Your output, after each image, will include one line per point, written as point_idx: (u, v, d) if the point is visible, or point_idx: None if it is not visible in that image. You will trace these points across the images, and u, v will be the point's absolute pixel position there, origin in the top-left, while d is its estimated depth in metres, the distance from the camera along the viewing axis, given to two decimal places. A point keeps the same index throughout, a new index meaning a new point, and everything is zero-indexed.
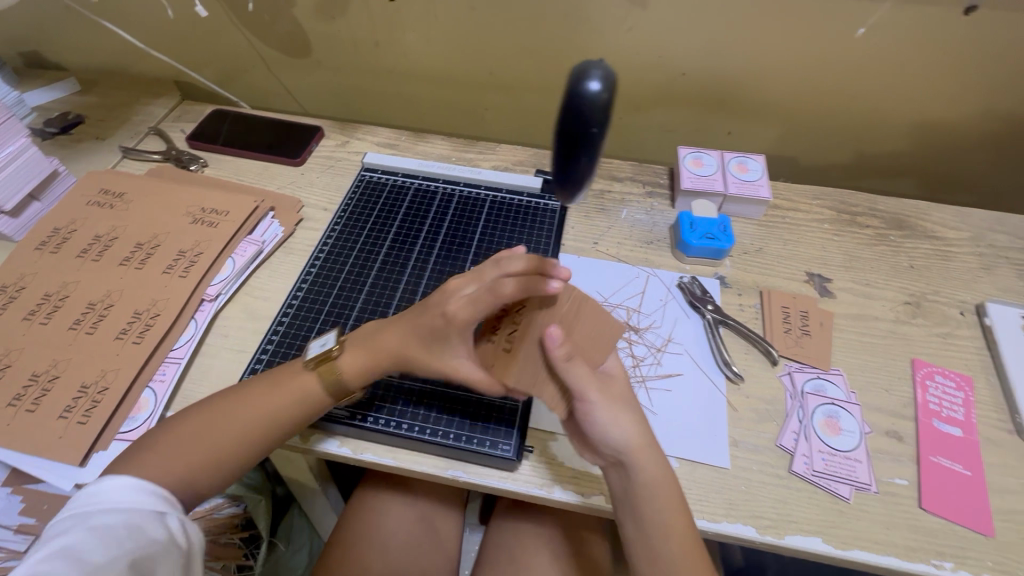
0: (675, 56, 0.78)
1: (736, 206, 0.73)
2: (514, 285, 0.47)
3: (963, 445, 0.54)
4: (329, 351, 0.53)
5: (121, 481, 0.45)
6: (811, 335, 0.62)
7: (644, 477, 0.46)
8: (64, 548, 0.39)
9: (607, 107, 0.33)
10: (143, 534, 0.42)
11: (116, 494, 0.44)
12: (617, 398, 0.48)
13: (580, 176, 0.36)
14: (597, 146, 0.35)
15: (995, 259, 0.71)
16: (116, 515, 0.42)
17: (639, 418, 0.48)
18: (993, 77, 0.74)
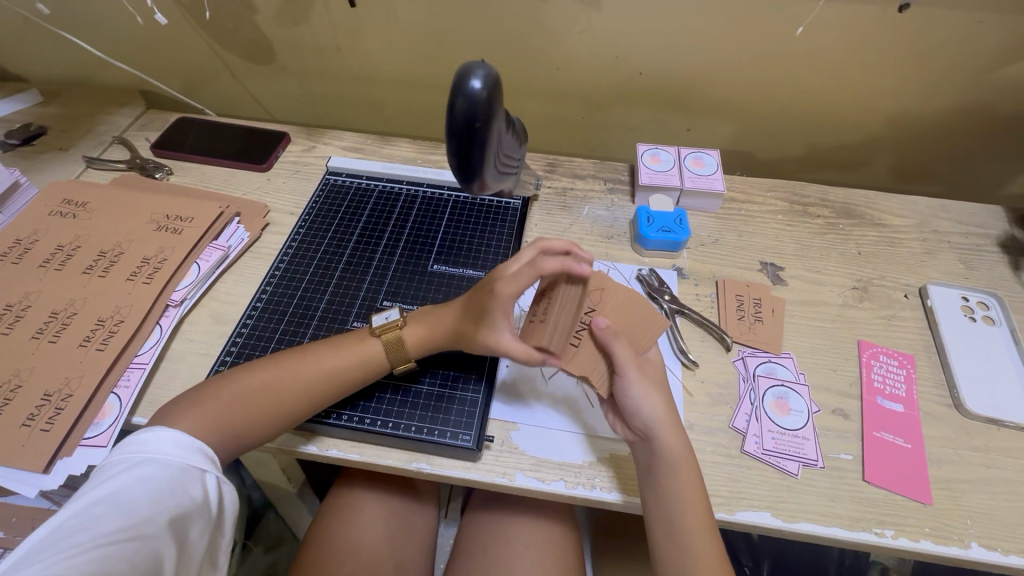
0: (630, 56, 0.81)
1: (692, 200, 0.76)
2: (555, 262, 0.49)
3: (904, 420, 0.57)
4: (395, 322, 0.58)
5: (171, 434, 0.47)
6: (763, 320, 0.65)
7: (670, 455, 0.49)
8: (114, 494, 0.42)
9: (486, 103, 0.44)
10: (183, 491, 0.45)
11: (164, 448, 0.47)
12: (652, 379, 0.52)
13: (473, 158, 0.47)
14: (483, 135, 0.46)
15: (938, 244, 0.74)
16: (162, 468, 0.45)
17: (669, 399, 0.52)
18: (930, 71, 0.77)
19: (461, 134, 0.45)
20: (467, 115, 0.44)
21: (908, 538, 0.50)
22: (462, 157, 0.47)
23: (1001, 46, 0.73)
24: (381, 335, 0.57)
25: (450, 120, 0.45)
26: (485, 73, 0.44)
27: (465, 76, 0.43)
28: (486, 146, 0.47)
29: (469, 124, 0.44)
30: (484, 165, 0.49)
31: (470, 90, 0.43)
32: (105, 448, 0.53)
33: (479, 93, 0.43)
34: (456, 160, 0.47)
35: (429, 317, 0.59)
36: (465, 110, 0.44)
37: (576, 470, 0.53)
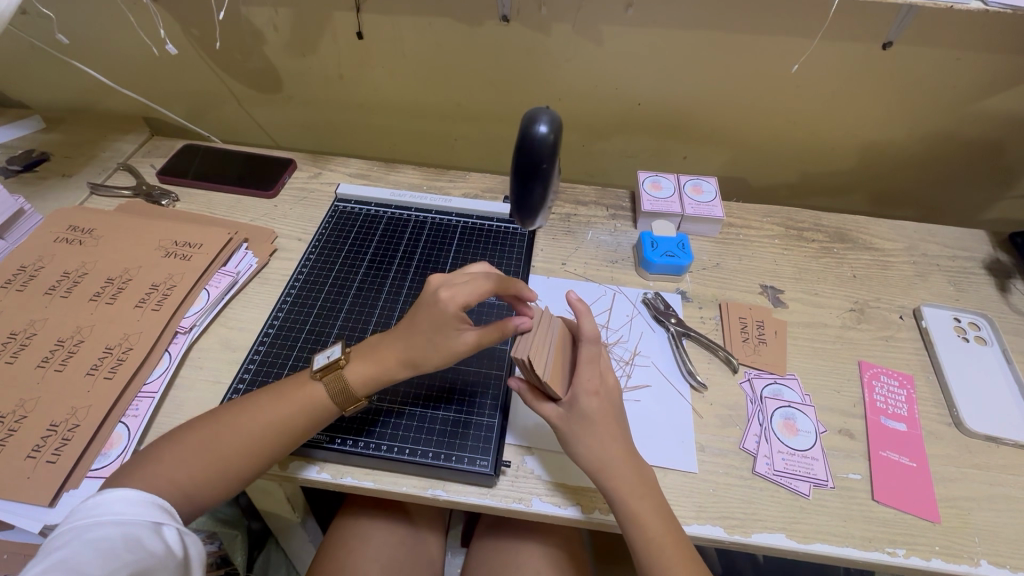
0: (630, 88, 0.84)
1: (692, 224, 0.78)
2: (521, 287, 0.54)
3: (908, 440, 0.58)
4: (338, 361, 0.55)
5: (122, 494, 0.45)
6: (766, 343, 0.66)
7: (607, 477, 0.50)
8: (60, 559, 0.38)
9: (551, 144, 0.57)
10: (143, 543, 0.42)
11: (116, 506, 0.44)
12: (585, 421, 0.51)
13: (538, 194, 0.62)
14: (547, 174, 0.60)
15: (928, 266, 0.77)
16: (116, 527, 0.42)
17: (608, 433, 0.51)
18: (914, 102, 0.82)
19: (528, 171, 0.60)
20: (535, 154, 0.58)
21: (919, 557, 0.51)
22: (528, 188, 0.61)
23: (978, 81, 0.78)
24: (325, 378, 0.54)
25: (522, 160, 0.59)
26: (550, 120, 0.57)
27: (534, 123, 0.57)
28: (547, 183, 0.62)
29: (537, 163, 0.59)
30: (544, 197, 0.64)
31: (538, 133, 0.57)
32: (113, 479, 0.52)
33: (546, 137, 0.57)
34: (521, 192, 0.63)
35: (373, 352, 0.55)
36: (535, 150, 0.58)
37: (595, 494, 0.53)
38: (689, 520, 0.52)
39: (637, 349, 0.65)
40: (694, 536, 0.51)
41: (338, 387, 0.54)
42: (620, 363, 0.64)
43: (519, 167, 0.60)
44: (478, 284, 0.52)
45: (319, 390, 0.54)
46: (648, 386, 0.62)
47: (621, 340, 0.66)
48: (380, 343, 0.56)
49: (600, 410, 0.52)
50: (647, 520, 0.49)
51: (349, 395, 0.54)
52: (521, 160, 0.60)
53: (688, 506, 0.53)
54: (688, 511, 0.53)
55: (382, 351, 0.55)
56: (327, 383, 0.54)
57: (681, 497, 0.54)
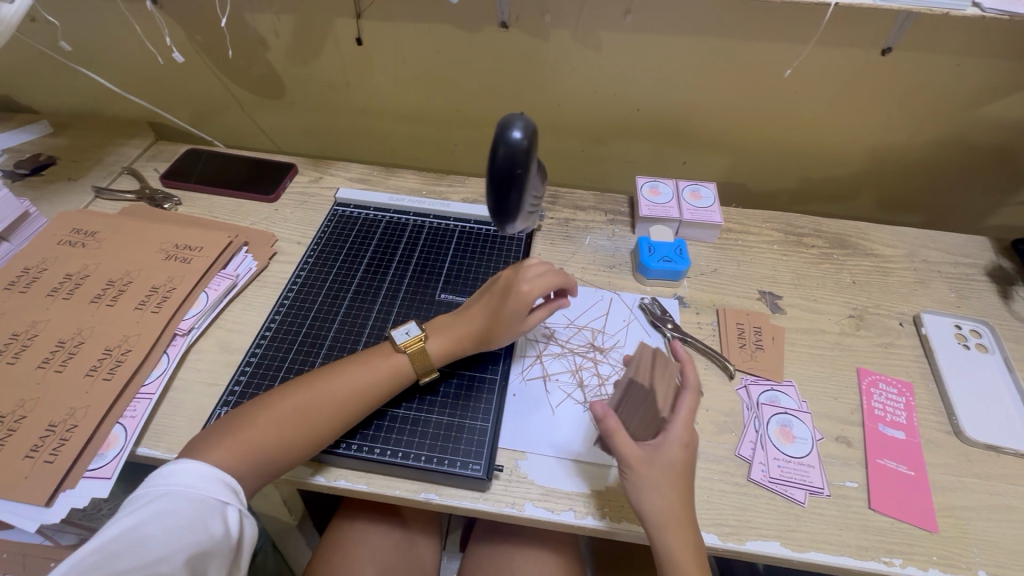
0: (629, 94, 0.84)
1: (691, 230, 0.78)
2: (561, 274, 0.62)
3: (906, 448, 0.58)
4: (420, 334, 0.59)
5: (196, 466, 0.47)
6: (764, 349, 0.66)
7: (656, 518, 0.49)
8: (133, 527, 0.42)
9: (527, 150, 0.43)
10: (207, 525, 0.44)
11: (190, 479, 0.46)
12: (662, 476, 0.50)
13: (514, 206, 0.47)
14: (524, 183, 0.45)
15: (929, 273, 0.76)
16: (185, 505, 0.44)
17: (678, 492, 0.50)
18: (914, 108, 0.81)
19: (500, 180, 0.44)
20: (508, 161, 0.43)
21: (916, 567, 0.50)
22: (501, 202, 0.46)
23: (979, 86, 0.77)
24: (409, 349, 0.58)
25: (492, 169, 0.44)
26: (525, 122, 0.43)
27: (506, 127, 0.43)
28: (526, 189, 0.46)
29: (510, 171, 0.44)
30: (522, 203, 0.47)
31: (511, 141, 0.43)
32: (109, 479, 0.52)
33: (521, 144, 0.43)
34: (493, 203, 0.46)
35: (454, 327, 0.60)
36: (507, 158, 0.43)
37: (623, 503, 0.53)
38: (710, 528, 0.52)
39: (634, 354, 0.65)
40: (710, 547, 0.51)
41: (420, 358, 0.58)
42: (616, 369, 0.64)
43: (489, 177, 0.45)
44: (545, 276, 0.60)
45: (403, 360, 0.58)
46: None
47: (617, 345, 0.66)
48: (457, 320, 0.61)
49: (675, 459, 0.51)
50: (684, 561, 0.47)
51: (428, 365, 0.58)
52: (489, 170, 0.44)
53: None
54: None
55: (459, 328, 0.60)
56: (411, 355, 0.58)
57: None
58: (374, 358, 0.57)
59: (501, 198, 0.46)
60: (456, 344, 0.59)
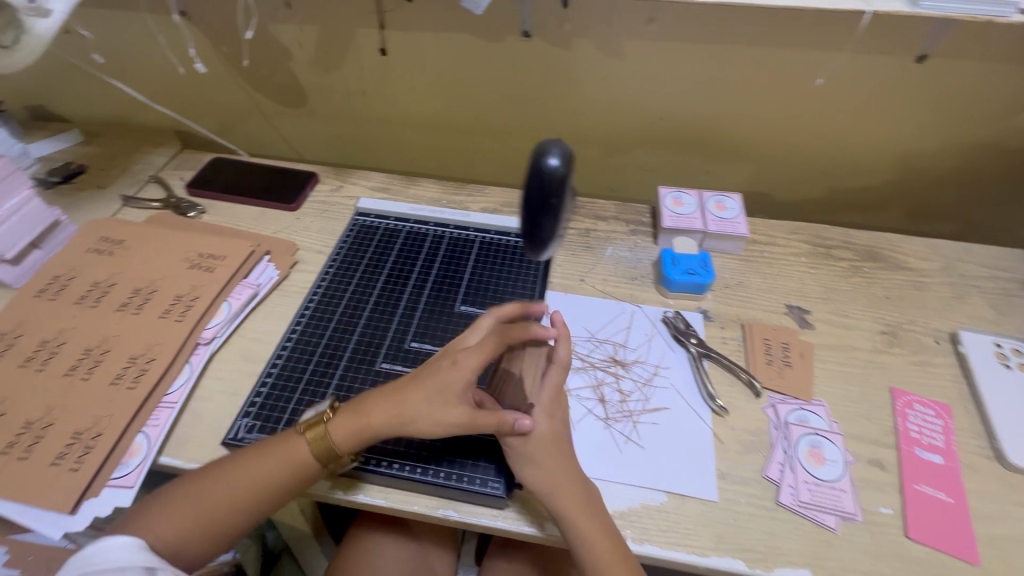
0: (652, 103, 0.83)
1: (715, 242, 0.76)
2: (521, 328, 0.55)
3: (944, 473, 0.55)
4: (323, 417, 0.53)
5: (120, 540, 0.46)
6: (792, 366, 0.64)
7: (558, 498, 0.50)
8: None
9: (563, 178, 0.46)
10: None
11: (113, 553, 0.45)
12: (549, 455, 0.51)
13: (550, 232, 0.49)
14: (560, 210, 0.48)
15: (966, 288, 0.73)
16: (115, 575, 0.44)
17: (570, 471, 0.51)
18: (951, 116, 0.78)
19: (535, 206, 0.48)
20: (544, 188, 0.46)
21: None
22: (537, 227, 0.49)
23: (1020, 93, 0.74)
24: (309, 434, 0.52)
25: (528, 195, 0.47)
26: (562, 151, 0.46)
27: (543, 154, 0.46)
28: (560, 216, 0.49)
29: (546, 198, 0.47)
30: (558, 229, 0.50)
31: (547, 167, 0.46)
32: (132, 488, 0.53)
33: (556, 172, 0.46)
34: (528, 225, 0.49)
35: (358, 409, 0.53)
36: (543, 185, 0.46)
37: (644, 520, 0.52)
38: (737, 555, 0.50)
39: (657, 369, 0.64)
40: (656, 556, 0.50)
41: (319, 441, 0.51)
42: (638, 385, 0.62)
43: (527, 203, 0.48)
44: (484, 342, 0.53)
45: (301, 445, 0.52)
46: (667, 409, 0.60)
47: (639, 359, 0.65)
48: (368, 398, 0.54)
49: (551, 432, 0.52)
50: (594, 537, 0.49)
51: (334, 454, 0.51)
52: (527, 197, 0.47)
53: (707, 536, 0.51)
54: (707, 541, 0.51)
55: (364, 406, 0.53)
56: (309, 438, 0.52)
57: (699, 526, 0.52)
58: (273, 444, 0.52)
59: (536, 224, 0.49)
60: (362, 426, 0.52)
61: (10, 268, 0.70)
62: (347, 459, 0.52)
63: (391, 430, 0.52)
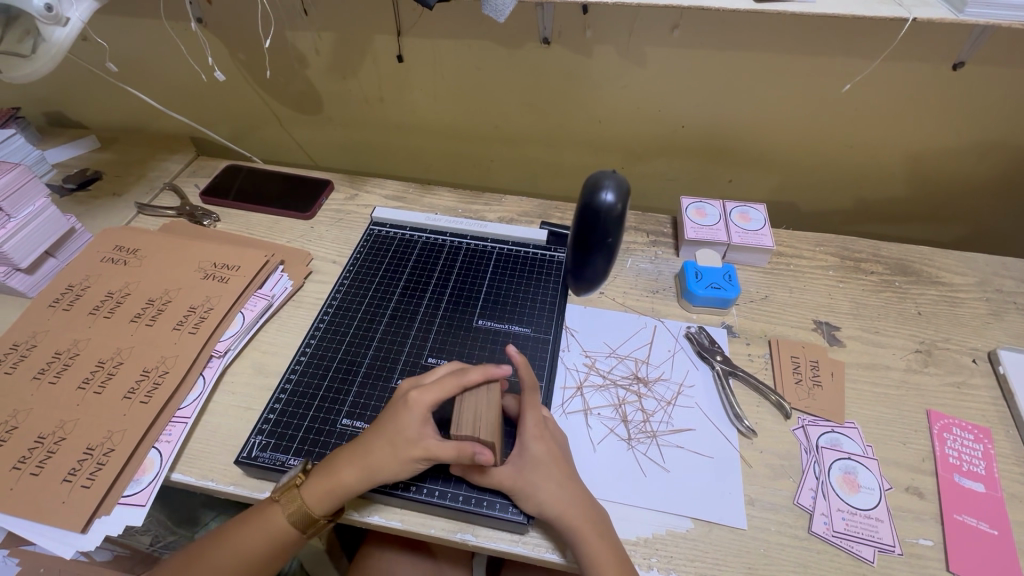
0: (674, 111, 0.81)
1: (739, 254, 0.74)
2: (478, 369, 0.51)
3: (986, 502, 0.53)
4: (295, 480, 0.50)
5: None
6: (822, 386, 0.61)
7: (572, 522, 0.48)
8: None
9: (619, 215, 0.52)
10: None
11: None
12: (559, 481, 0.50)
13: (604, 263, 0.57)
14: (615, 244, 0.54)
15: (1003, 304, 0.70)
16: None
17: (583, 495, 0.50)
18: (987, 124, 0.75)
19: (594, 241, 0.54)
20: (603, 227, 0.52)
21: None
22: (593, 259, 0.56)
23: None
24: (283, 499, 0.50)
25: (585, 227, 0.53)
26: (616, 186, 0.51)
27: (599, 189, 0.51)
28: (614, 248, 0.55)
29: (604, 235, 0.53)
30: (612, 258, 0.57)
31: (603, 203, 0.51)
32: (144, 507, 0.52)
33: (612, 208, 0.51)
34: (584, 256, 0.56)
35: (332, 464, 0.50)
36: (603, 225, 0.52)
37: (668, 542, 0.50)
38: None
39: (681, 387, 0.62)
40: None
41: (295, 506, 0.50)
42: (662, 404, 0.60)
43: (586, 240, 0.54)
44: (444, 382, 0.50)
45: (275, 509, 0.50)
46: (691, 430, 0.58)
47: (662, 377, 0.63)
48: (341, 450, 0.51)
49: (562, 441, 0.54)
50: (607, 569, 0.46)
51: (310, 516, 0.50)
52: (586, 235, 0.54)
53: (737, 566, 0.49)
54: (736, 571, 0.49)
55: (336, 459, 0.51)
56: (284, 505, 0.50)
57: (728, 555, 0.49)
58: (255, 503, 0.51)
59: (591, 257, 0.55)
60: (334, 487, 0.49)
61: (25, 277, 0.69)
62: (325, 518, 0.50)
63: (362, 472, 0.49)
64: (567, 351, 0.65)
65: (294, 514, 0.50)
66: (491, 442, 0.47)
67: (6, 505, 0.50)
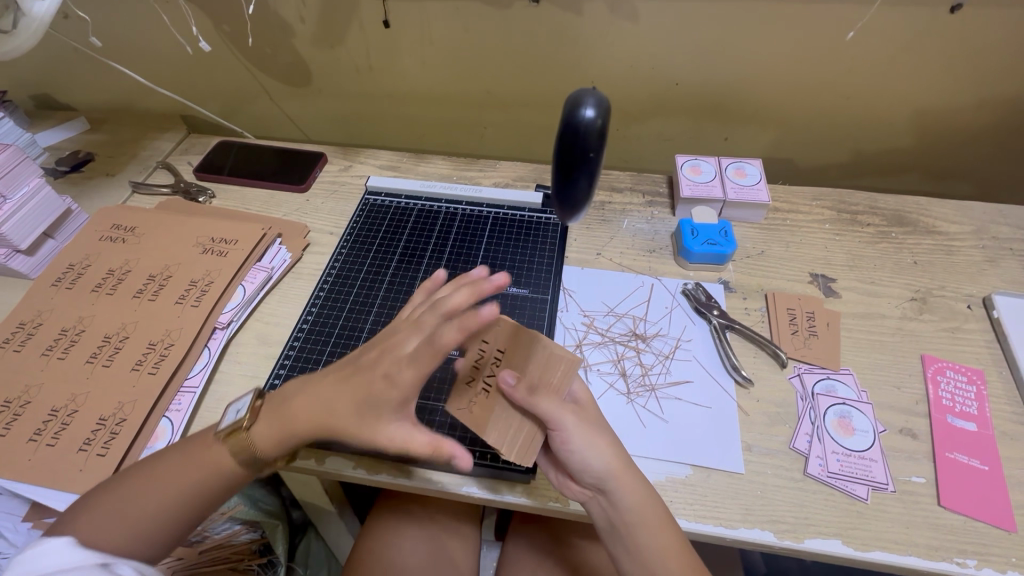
0: (667, 67, 0.80)
1: (736, 210, 0.74)
2: (454, 331, 0.41)
3: (978, 440, 0.54)
4: (239, 425, 0.48)
5: (62, 543, 0.43)
6: (818, 336, 0.62)
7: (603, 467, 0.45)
8: None
9: (600, 132, 0.43)
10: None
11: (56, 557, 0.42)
12: (592, 422, 0.46)
13: (580, 195, 0.47)
14: (594, 169, 0.45)
15: (999, 251, 0.71)
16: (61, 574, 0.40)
17: (614, 439, 0.47)
18: (986, 68, 0.74)
19: (571, 162, 0.44)
20: (581, 144, 0.43)
21: (993, 569, 0.47)
22: (569, 186, 0.46)
23: None
24: (228, 442, 0.48)
25: (561, 147, 0.44)
26: (597, 100, 0.43)
27: (577, 105, 0.43)
28: (595, 174, 0.45)
29: (582, 153, 0.43)
30: (592, 188, 0.47)
31: (583, 118, 0.42)
32: None
33: (592, 122, 0.42)
34: (560, 184, 0.46)
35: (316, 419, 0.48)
36: (582, 140, 0.42)
37: (669, 489, 0.52)
38: (765, 527, 0.49)
39: (678, 342, 0.63)
40: (686, 530, 0.49)
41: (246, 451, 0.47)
42: (659, 358, 0.61)
43: (561, 162, 0.45)
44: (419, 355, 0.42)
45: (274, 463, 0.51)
46: (690, 381, 0.59)
47: (660, 333, 0.64)
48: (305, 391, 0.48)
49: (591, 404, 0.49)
50: (642, 508, 0.46)
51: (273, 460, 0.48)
52: (562, 156, 0.44)
53: (735, 508, 0.50)
54: (735, 513, 0.50)
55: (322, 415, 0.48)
56: (233, 448, 0.47)
57: (726, 498, 0.51)
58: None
59: (567, 185, 0.46)
60: None
61: (26, 258, 0.70)
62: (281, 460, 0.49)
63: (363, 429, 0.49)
64: (566, 311, 0.66)
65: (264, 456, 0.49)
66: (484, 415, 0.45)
67: (25, 474, 0.52)
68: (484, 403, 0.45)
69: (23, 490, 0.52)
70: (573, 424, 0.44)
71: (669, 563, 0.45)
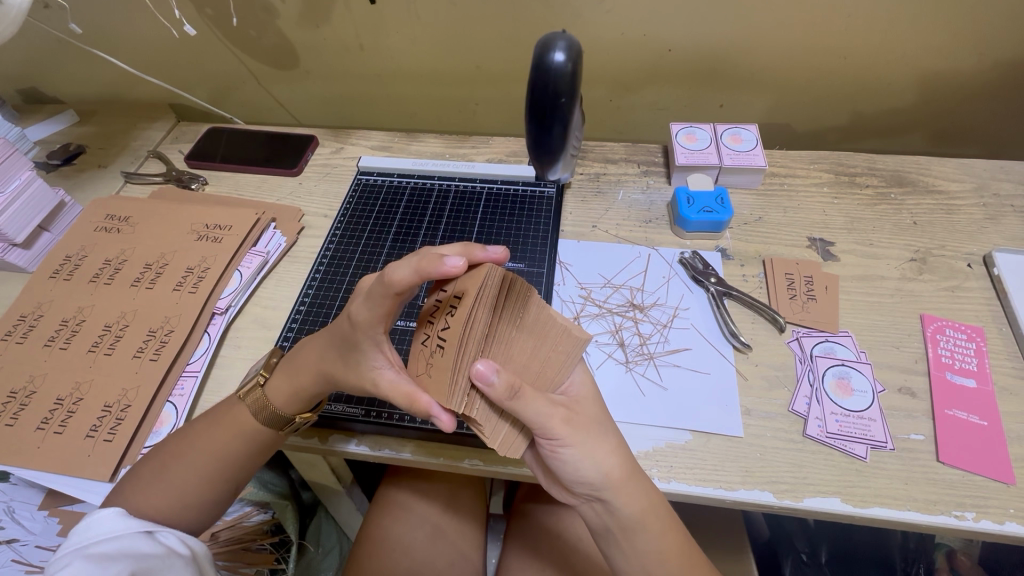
0: (659, 33, 0.78)
1: (732, 177, 0.73)
2: (407, 268, 0.38)
3: (977, 397, 0.54)
4: (258, 379, 0.52)
5: (107, 513, 0.46)
6: (816, 299, 0.62)
7: (598, 477, 0.43)
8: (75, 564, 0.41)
9: (572, 74, 0.56)
10: (143, 548, 0.43)
11: (104, 526, 0.44)
12: (589, 430, 0.43)
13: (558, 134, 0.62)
14: (568, 110, 0.59)
15: (1001, 208, 0.70)
16: (111, 542, 0.43)
17: (616, 445, 0.44)
18: (987, 23, 0.72)
19: (549, 104, 0.58)
20: (555, 89, 0.57)
21: (991, 520, 0.47)
22: (549, 127, 0.61)
23: None
24: (247, 399, 0.52)
25: (541, 89, 0.57)
26: (566, 46, 0.55)
27: (550, 50, 0.55)
28: (569, 116, 0.60)
29: (556, 98, 0.57)
30: (569, 128, 0.62)
31: (555, 64, 0.56)
32: None
33: (563, 67, 0.55)
34: (543, 124, 0.61)
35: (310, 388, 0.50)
36: (556, 84, 0.56)
37: (669, 455, 0.52)
38: (767, 489, 0.50)
39: (676, 311, 0.63)
40: (687, 494, 0.50)
41: (262, 405, 0.51)
42: (658, 327, 0.61)
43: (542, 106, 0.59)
44: (374, 293, 0.40)
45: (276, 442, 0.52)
46: (688, 349, 0.59)
47: (658, 303, 0.64)
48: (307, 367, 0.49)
49: (589, 398, 0.45)
50: (641, 516, 0.44)
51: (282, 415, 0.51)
52: (542, 100, 0.58)
53: (735, 471, 0.51)
54: (734, 476, 0.51)
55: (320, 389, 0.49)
56: (250, 404, 0.51)
57: (727, 461, 0.51)
58: (261, 441, 0.52)
59: (546, 127, 0.61)
60: None
61: (23, 252, 0.70)
62: (297, 420, 0.52)
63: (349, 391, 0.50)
64: (563, 285, 0.65)
65: (270, 418, 0.51)
66: (431, 375, 0.39)
67: (35, 462, 0.53)
68: (440, 362, 0.38)
69: (35, 477, 0.53)
70: (565, 435, 0.41)
71: (665, 562, 0.45)
